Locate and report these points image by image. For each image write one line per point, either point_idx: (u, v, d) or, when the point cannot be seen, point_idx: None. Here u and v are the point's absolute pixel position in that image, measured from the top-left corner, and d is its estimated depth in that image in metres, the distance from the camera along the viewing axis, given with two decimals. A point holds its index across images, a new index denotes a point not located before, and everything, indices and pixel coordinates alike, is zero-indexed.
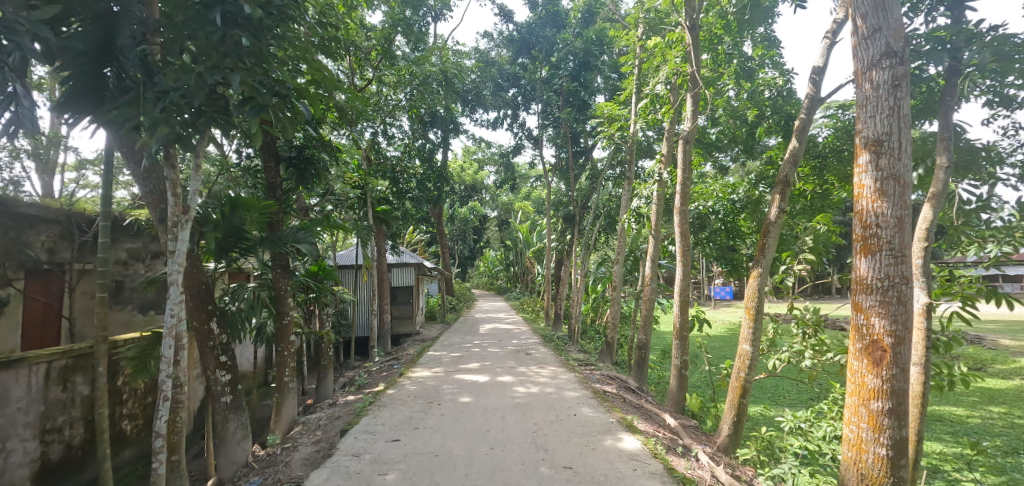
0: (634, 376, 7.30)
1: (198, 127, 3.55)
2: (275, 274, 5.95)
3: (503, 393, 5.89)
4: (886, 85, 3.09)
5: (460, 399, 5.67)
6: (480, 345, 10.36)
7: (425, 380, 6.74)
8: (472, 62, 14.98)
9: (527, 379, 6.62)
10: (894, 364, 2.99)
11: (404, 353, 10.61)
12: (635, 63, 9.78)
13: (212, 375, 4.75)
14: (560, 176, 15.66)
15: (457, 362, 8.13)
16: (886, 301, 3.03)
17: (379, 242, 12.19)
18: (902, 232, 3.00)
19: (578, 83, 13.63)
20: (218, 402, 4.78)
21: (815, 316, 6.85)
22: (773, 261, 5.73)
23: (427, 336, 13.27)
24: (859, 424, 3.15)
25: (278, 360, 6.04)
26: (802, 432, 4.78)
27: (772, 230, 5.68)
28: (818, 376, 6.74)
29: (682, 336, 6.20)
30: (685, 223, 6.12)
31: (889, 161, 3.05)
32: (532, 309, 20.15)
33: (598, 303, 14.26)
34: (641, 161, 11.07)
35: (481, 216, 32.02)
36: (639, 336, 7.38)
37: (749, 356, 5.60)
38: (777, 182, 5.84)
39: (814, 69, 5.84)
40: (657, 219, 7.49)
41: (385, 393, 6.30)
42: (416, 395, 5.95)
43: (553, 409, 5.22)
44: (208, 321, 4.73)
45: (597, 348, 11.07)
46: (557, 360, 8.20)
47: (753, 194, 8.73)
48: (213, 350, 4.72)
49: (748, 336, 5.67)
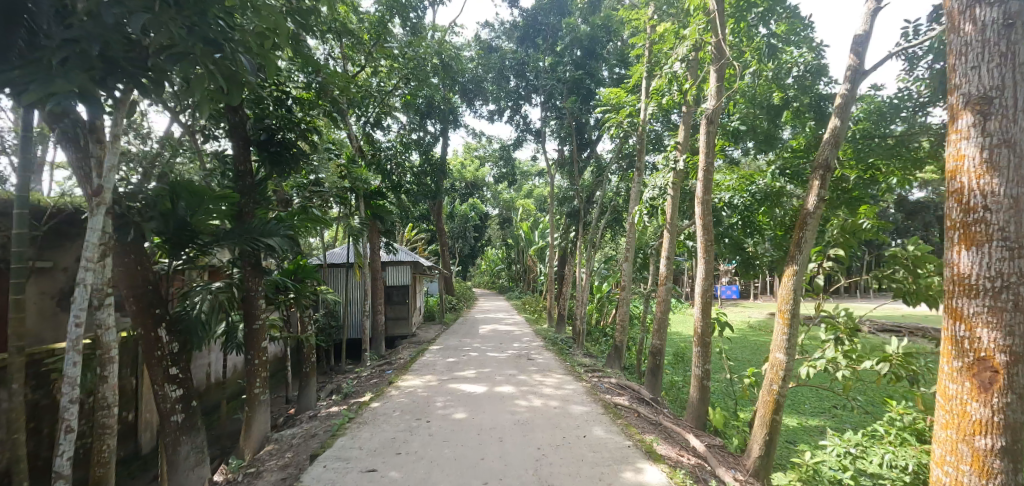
0: (648, 385, 6.60)
1: (109, 85, 2.81)
2: (245, 273, 5.25)
3: (501, 408, 5.19)
4: (996, 26, 2.38)
5: (453, 415, 4.96)
6: (478, 349, 9.65)
7: (415, 391, 6.05)
8: (472, 51, 14.26)
9: (528, 390, 5.92)
10: (1010, 390, 2.27)
11: (398, 357, 9.91)
12: (646, 44, 9.03)
13: (160, 390, 4.07)
14: (563, 170, 14.95)
15: (453, 368, 7.45)
16: (997, 307, 2.32)
17: (373, 239, 11.48)
18: (1018, 217, 2.29)
19: (583, 71, 12.91)
20: (168, 422, 4.10)
21: (850, 320, 6.12)
22: (810, 258, 5.01)
23: (423, 338, 12.59)
24: (957, 465, 2.43)
25: (248, 369, 5.34)
26: (853, 459, 4.06)
27: (810, 223, 4.95)
28: (853, 386, 6.02)
29: (704, 342, 5.47)
30: (708, 215, 5.39)
31: (1001, 123, 2.35)
32: (534, 309, 19.48)
33: (603, 303, 13.54)
34: (652, 153, 10.35)
35: (481, 213, 31.32)
36: (653, 341, 6.69)
37: (783, 366, 4.90)
38: (815, 168, 5.11)
39: (855, 39, 5.09)
40: (673, 212, 6.77)
41: (369, 406, 5.59)
42: (403, 409, 5.25)
43: (558, 430, 4.51)
44: (156, 327, 4.05)
45: (604, 351, 10.37)
46: (562, 367, 7.50)
47: (774, 186, 8.01)
48: (161, 361, 4.05)
49: (782, 343, 4.97)
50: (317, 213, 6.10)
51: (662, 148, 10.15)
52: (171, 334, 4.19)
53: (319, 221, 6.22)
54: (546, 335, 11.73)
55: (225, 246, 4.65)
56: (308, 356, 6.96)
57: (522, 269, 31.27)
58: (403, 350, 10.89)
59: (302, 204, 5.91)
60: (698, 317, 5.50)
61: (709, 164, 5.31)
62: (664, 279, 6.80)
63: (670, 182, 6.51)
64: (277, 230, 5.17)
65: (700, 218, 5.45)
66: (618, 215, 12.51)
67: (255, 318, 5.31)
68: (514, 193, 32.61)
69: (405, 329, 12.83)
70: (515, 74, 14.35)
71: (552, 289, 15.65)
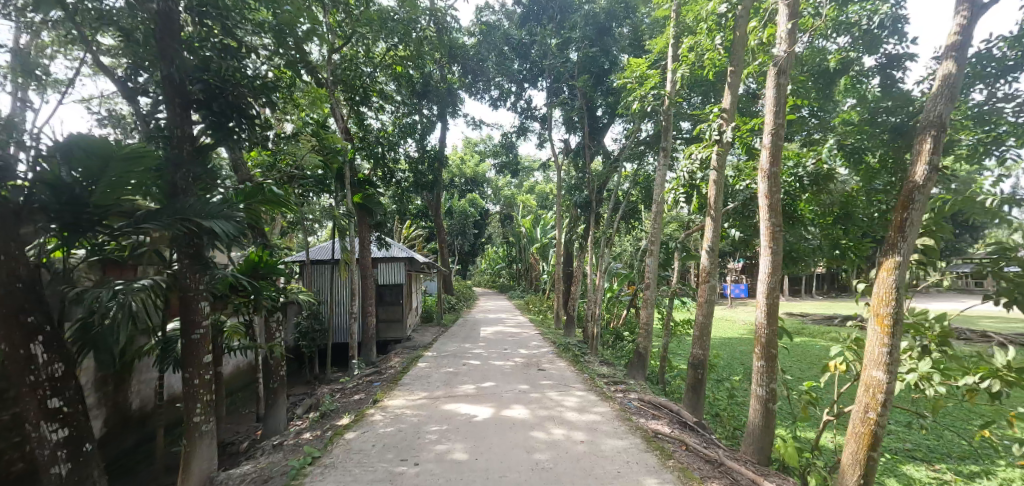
0: (687, 404, 5.43)
1: None
2: (181, 267, 4.05)
3: (513, 443, 4.00)
4: None
5: (451, 455, 3.77)
6: (480, 356, 8.48)
7: (403, 415, 4.86)
8: (474, 29, 13.04)
9: (544, 415, 4.73)
10: None
11: (389, 366, 8.71)
12: (675, 6, 7.80)
13: (37, 431, 3.08)
14: (572, 159, 13.76)
15: (450, 383, 6.26)
16: None
17: (363, 232, 10.25)
18: None
19: (597, 48, 11.69)
20: (47, 476, 3.08)
21: (941, 326, 4.94)
22: (917, 245, 3.83)
23: (418, 343, 11.37)
24: None
25: (186, 393, 4.13)
26: None
27: (919, 199, 3.76)
28: (944, 407, 4.86)
29: (769, 356, 4.27)
30: (777, 192, 4.19)
31: None
32: (538, 309, 18.30)
33: (615, 304, 12.37)
34: (675, 134, 9.13)
35: (481, 210, 30.12)
36: (693, 350, 5.48)
37: (882, 387, 3.76)
38: (921, 128, 3.93)
39: None
40: (718, 195, 5.55)
41: (342, 437, 4.41)
42: (385, 444, 4.07)
43: (594, 480, 3.32)
44: (26, 346, 3.02)
45: (622, 358, 9.19)
46: (579, 380, 6.31)
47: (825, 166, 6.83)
48: (33, 392, 3.03)
49: (881, 358, 3.81)
50: (283, 193, 4.81)
51: (688, 128, 8.94)
52: (54, 352, 3.15)
53: (285, 205, 4.93)
54: (555, 340, 10.54)
55: (141, 231, 3.47)
56: (276, 369, 5.75)
57: (523, 267, 30.07)
58: (395, 357, 9.69)
59: (263, 179, 4.62)
60: (762, 320, 4.31)
61: (778, 126, 4.12)
62: (705, 276, 5.47)
63: (715, 155, 5.24)
64: (222, 210, 3.96)
65: (765, 194, 4.23)
66: (634, 207, 11.31)
67: (196, 326, 4.11)
68: (515, 189, 31.37)
69: (399, 333, 11.58)
70: (518, 54, 13.12)
71: (559, 288, 14.46)
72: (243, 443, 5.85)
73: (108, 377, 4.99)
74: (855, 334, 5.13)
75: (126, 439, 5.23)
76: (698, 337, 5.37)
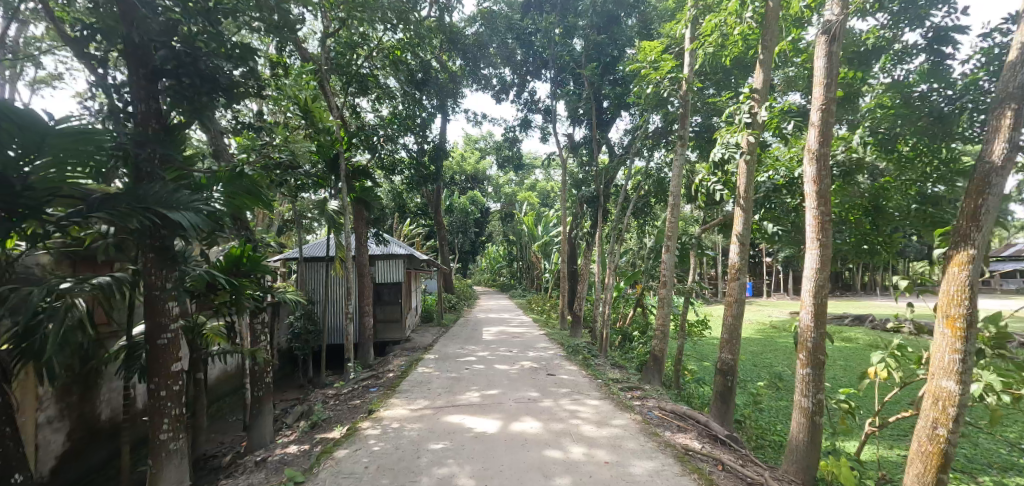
0: (713, 413, 4.93)
1: None
2: (145, 263, 3.53)
3: (526, 466, 3.48)
4: None
5: (456, 481, 3.26)
6: (484, 359, 7.96)
7: (400, 429, 4.34)
8: (475, 17, 12.48)
9: (559, 430, 4.22)
10: None
11: (387, 369, 8.18)
12: None
13: None
14: (577, 153, 13.21)
15: (453, 389, 5.74)
16: None
17: (359, 228, 9.71)
18: None
19: (604, 35, 11.13)
20: None
21: None
22: (994, 236, 3.31)
23: (418, 344, 10.86)
24: None
25: (151, 408, 3.61)
26: None
27: (998, 182, 3.23)
28: None
29: (816, 362, 3.76)
30: (827, 175, 3.68)
31: None
32: (541, 308, 17.78)
33: (623, 303, 11.85)
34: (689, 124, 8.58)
35: (482, 207, 29.58)
36: (721, 355, 4.96)
37: (956, 399, 3.25)
38: (996, 102, 3.40)
39: None
40: (748, 184, 5.01)
41: (332, 456, 3.89)
42: (379, 466, 3.55)
43: None
44: None
45: (633, 361, 8.67)
46: (593, 387, 5.79)
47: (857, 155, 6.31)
48: None
49: (953, 366, 3.29)
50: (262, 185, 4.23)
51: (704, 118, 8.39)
52: None
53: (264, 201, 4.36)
54: (562, 341, 10.04)
55: (90, 220, 2.95)
56: (262, 377, 5.20)
57: (525, 266, 29.56)
58: (394, 359, 9.18)
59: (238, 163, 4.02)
60: (808, 323, 3.79)
61: (830, 100, 3.60)
62: (734, 272, 4.92)
63: (750, 140, 4.65)
64: (190, 198, 3.43)
65: (812, 179, 3.72)
66: (644, 202, 10.78)
67: (162, 329, 3.57)
68: (516, 186, 30.82)
69: (398, 334, 11.03)
70: (521, 43, 12.56)
71: (564, 287, 13.95)
72: (226, 457, 5.34)
73: (72, 385, 4.49)
74: (902, 337, 4.62)
75: (94, 453, 4.75)
76: (727, 341, 4.86)
